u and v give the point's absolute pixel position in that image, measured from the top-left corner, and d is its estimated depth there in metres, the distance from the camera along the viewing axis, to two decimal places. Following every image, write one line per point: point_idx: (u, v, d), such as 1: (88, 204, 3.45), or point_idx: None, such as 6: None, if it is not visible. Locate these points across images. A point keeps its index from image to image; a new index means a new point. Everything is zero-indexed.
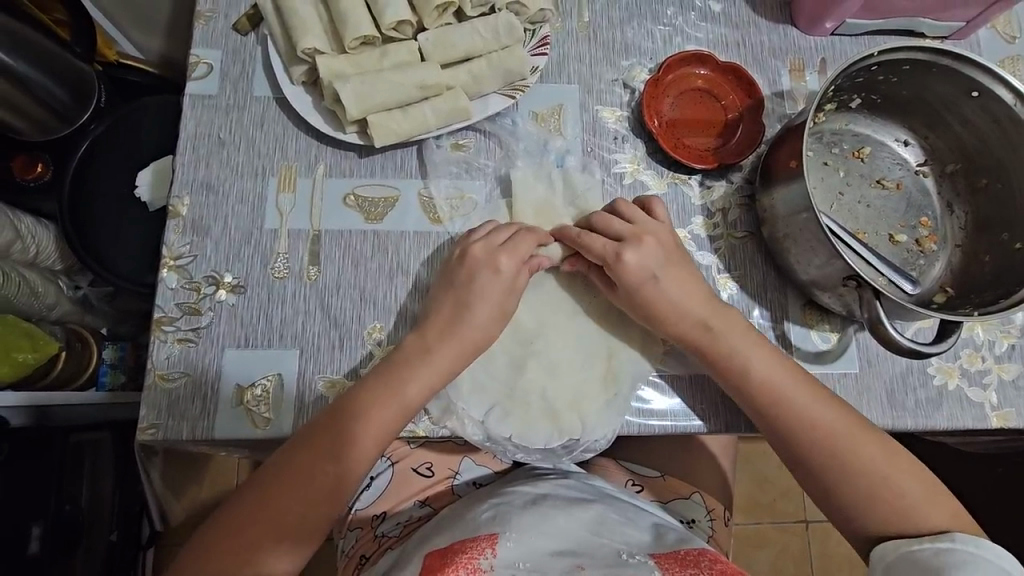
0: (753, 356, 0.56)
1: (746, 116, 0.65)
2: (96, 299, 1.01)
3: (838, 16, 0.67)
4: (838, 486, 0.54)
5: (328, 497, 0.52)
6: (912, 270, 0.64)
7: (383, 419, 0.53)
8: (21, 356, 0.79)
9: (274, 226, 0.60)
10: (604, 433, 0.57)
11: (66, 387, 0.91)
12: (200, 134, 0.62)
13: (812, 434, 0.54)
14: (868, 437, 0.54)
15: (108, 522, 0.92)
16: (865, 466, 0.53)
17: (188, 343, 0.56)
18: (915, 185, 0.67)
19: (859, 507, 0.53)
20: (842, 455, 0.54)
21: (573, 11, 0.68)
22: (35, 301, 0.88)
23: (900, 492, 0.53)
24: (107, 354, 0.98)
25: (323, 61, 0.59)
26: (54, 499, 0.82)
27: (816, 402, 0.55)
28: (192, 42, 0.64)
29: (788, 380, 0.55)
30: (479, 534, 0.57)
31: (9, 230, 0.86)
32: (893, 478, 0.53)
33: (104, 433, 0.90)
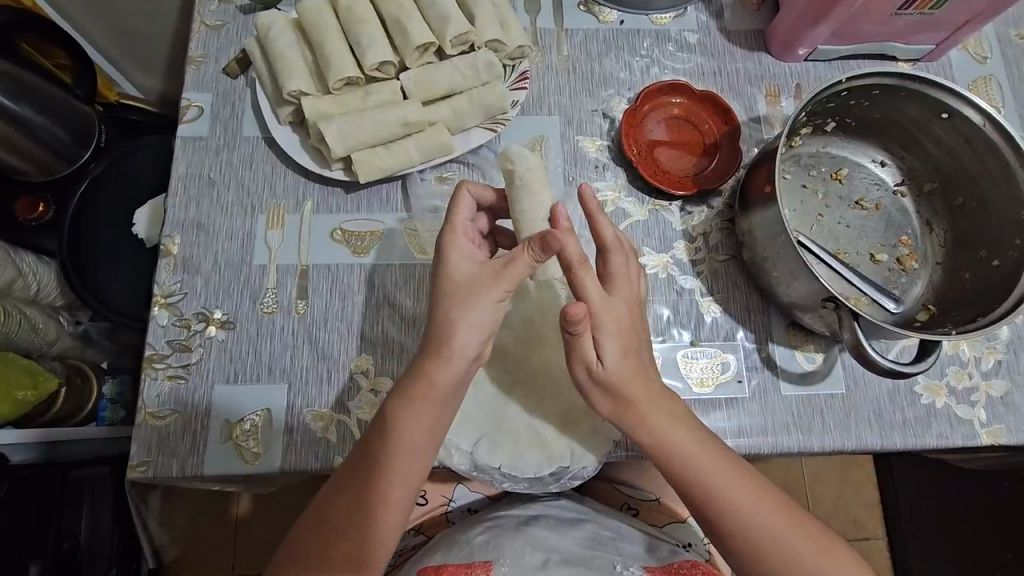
0: (651, 413, 0.51)
1: (724, 141, 0.66)
2: (97, 333, 1.01)
3: (810, 43, 0.69)
4: (742, 539, 0.51)
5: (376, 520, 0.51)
6: (894, 289, 0.64)
7: (434, 411, 0.50)
8: (20, 395, 0.81)
9: (263, 261, 0.61)
10: (592, 460, 0.57)
11: (67, 422, 0.93)
12: (191, 173, 0.63)
13: (708, 489, 0.51)
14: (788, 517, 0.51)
15: (107, 561, 0.93)
16: (789, 539, 0.50)
17: (178, 380, 0.57)
18: (893, 204, 0.67)
19: (760, 563, 0.51)
20: (742, 523, 0.51)
21: (552, 46, 0.71)
22: (37, 338, 0.90)
23: (800, 551, 0.50)
24: (108, 389, 1.00)
25: (309, 103, 0.61)
26: (53, 535, 0.85)
27: (707, 452, 0.52)
28: (185, 86, 0.66)
29: (705, 454, 0.52)
30: (473, 562, 0.59)
31: (11, 269, 0.90)
32: (788, 537, 0.50)
33: (106, 469, 0.92)
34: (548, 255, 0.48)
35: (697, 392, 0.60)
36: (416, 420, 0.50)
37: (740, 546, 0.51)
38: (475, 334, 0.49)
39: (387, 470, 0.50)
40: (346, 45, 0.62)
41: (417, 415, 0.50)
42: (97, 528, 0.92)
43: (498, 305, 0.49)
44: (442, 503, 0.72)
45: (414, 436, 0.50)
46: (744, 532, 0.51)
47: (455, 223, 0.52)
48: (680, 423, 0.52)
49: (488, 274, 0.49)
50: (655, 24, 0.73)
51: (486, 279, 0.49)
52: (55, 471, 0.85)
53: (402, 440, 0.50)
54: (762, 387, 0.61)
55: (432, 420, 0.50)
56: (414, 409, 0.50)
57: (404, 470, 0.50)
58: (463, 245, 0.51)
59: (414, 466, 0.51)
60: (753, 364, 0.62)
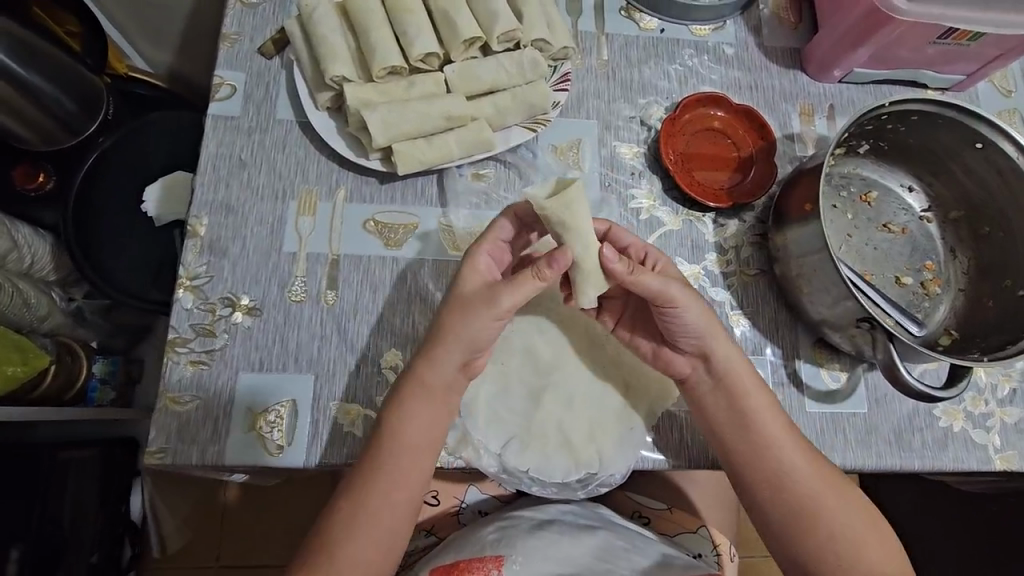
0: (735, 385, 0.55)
1: (758, 156, 0.67)
2: (90, 312, 1.04)
3: (847, 65, 0.70)
4: (801, 541, 0.53)
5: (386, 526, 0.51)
6: (917, 312, 0.65)
7: (433, 406, 0.52)
8: (10, 370, 0.80)
9: (293, 249, 0.60)
10: (620, 467, 0.56)
11: (58, 398, 0.92)
12: (222, 154, 0.62)
13: (789, 496, 0.53)
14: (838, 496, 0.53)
15: (90, 547, 0.91)
16: (828, 512, 0.53)
17: (200, 365, 0.55)
18: (919, 230, 0.68)
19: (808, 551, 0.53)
20: (807, 505, 0.53)
21: (593, 49, 0.71)
22: (27, 312, 0.89)
23: (862, 541, 0.53)
24: (99, 368, 1.03)
25: (350, 89, 0.59)
26: (36, 520, 0.83)
27: (790, 444, 0.54)
28: (217, 64, 0.64)
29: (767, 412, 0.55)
30: (484, 555, 0.59)
31: (7, 238, 0.88)
32: (853, 534, 0.53)
33: (91, 451, 0.93)
34: (551, 276, 0.49)
35: None
36: (420, 419, 0.52)
37: (790, 532, 0.53)
38: (467, 345, 0.51)
39: (386, 469, 0.51)
40: (392, 32, 0.61)
41: (417, 411, 0.52)
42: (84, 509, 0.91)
43: (496, 322, 0.51)
44: (454, 504, 0.72)
45: (416, 434, 0.52)
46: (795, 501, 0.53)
47: (489, 238, 0.54)
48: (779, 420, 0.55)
49: (486, 296, 0.51)
50: (694, 35, 0.73)
51: (488, 293, 0.51)
52: (42, 453, 0.86)
53: (404, 433, 0.51)
54: (787, 403, 0.62)
55: (434, 418, 0.52)
56: (413, 401, 0.52)
57: (402, 472, 0.51)
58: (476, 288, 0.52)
59: (414, 468, 0.51)
60: (779, 379, 0.62)
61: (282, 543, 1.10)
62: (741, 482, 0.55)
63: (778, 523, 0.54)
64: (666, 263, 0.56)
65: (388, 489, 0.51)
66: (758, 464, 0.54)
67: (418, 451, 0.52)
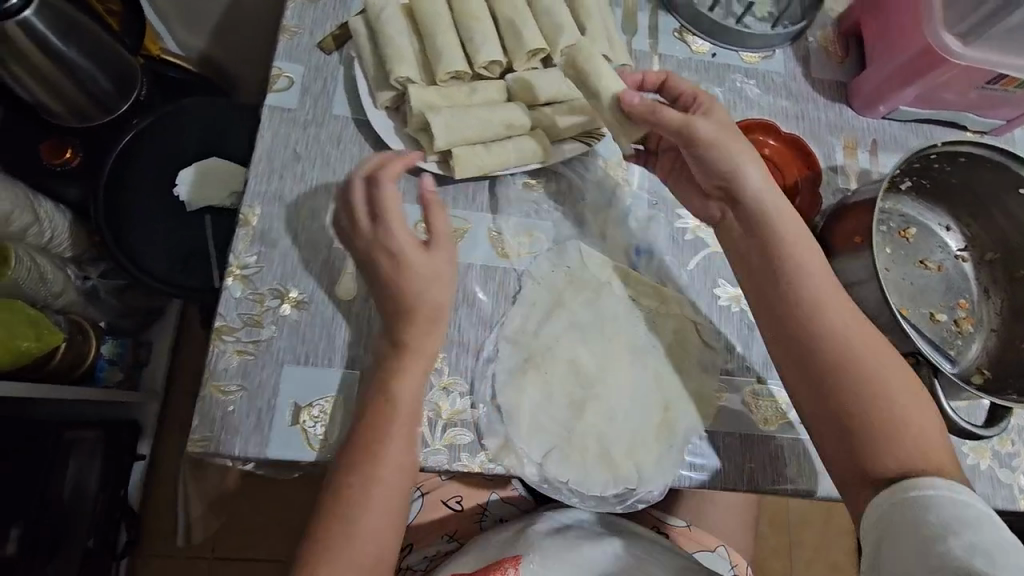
0: (778, 226, 0.56)
1: (805, 185, 0.68)
2: (105, 291, 1.04)
3: (893, 102, 0.71)
4: (846, 410, 0.51)
5: (379, 508, 0.50)
6: (950, 349, 0.66)
7: (410, 382, 0.53)
8: (25, 346, 0.82)
9: (344, 245, 0.60)
10: (659, 484, 0.57)
11: (72, 372, 0.96)
12: (277, 145, 0.62)
13: (845, 366, 0.52)
14: (884, 358, 0.52)
15: (86, 529, 0.99)
16: (867, 371, 0.51)
17: (246, 355, 0.55)
18: (955, 269, 0.69)
19: (842, 404, 0.52)
20: (848, 358, 0.52)
21: (646, 69, 0.72)
22: (42, 287, 0.91)
23: (898, 401, 0.51)
24: (108, 349, 1.06)
25: (414, 91, 0.59)
26: (39, 497, 0.91)
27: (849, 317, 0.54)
28: (276, 55, 0.64)
29: (807, 248, 0.56)
30: (507, 557, 0.59)
31: (29, 214, 0.89)
32: (906, 415, 0.50)
33: (95, 433, 1.01)
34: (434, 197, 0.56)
35: (762, 430, 0.59)
36: (403, 397, 0.52)
37: (821, 377, 0.53)
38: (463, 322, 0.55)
39: (376, 449, 0.50)
40: (456, 37, 0.62)
41: (403, 391, 0.52)
42: (85, 490, 0.99)
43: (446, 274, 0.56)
44: (477, 511, 0.72)
45: (401, 411, 0.52)
46: (834, 357, 0.52)
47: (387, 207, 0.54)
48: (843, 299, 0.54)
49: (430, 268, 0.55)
50: (745, 62, 0.74)
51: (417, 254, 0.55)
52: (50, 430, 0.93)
53: (389, 411, 0.51)
54: None
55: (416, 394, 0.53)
56: (406, 382, 0.52)
57: (392, 451, 0.51)
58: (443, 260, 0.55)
59: (400, 449, 0.51)
60: None
61: (281, 535, 1.14)
62: (779, 322, 0.56)
63: (824, 393, 0.53)
64: (713, 106, 0.58)
65: (381, 468, 0.50)
66: (814, 327, 0.53)
67: (402, 431, 0.52)
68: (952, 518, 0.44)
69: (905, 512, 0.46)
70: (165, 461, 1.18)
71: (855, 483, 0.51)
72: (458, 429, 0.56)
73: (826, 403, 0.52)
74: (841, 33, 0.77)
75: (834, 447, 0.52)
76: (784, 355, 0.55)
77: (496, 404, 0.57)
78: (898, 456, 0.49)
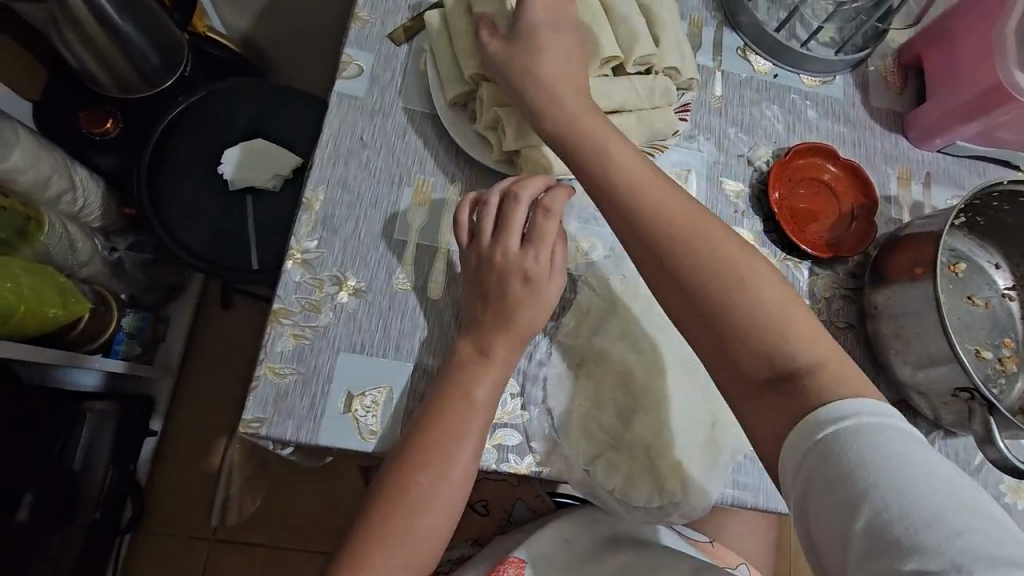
0: (585, 127, 0.54)
1: (859, 212, 0.68)
2: (131, 264, 1.04)
3: (952, 137, 0.71)
4: (711, 316, 0.45)
5: (434, 503, 0.51)
6: (994, 387, 0.66)
7: (481, 386, 0.53)
8: (54, 313, 0.82)
9: (404, 237, 0.60)
10: (702, 501, 0.56)
11: (88, 344, 0.95)
12: (343, 132, 0.62)
13: (701, 262, 0.46)
14: (773, 281, 0.46)
15: (95, 501, 0.98)
16: (760, 291, 0.45)
17: (302, 340, 0.55)
18: (1002, 307, 0.70)
19: (718, 315, 0.45)
20: (711, 267, 0.46)
21: (709, 84, 0.72)
22: (71, 256, 0.91)
23: (790, 325, 0.44)
24: (128, 322, 1.05)
25: (488, 88, 0.59)
26: (54, 465, 0.90)
27: (690, 207, 0.49)
28: (348, 42, 0.64)
29: (647, 167, 0.52)
30: (508, 557, 0.61)
31: (66, 182, 0.89)
32: (777, 312, 0.44)
33: (111, 403, 1.01)
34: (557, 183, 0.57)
35: None
36: (471, 398, 0.52)
37: (709, 290, 0.46)
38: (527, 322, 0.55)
39: (440, 448, 0.51)
40: None
41: (470, 393, 0.52)
42: (97, 461, 0.98)
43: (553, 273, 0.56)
44: (501, 517, 0.72)
45: (468, 414, 0.52)
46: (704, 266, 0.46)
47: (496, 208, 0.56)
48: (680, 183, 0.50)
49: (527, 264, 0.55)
50: (806, 85, 0.75)
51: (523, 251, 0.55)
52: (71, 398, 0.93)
53: (455, 412, 0.52)
54: None
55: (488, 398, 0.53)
56: (482, 383, 0.53)
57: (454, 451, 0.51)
58: (525, 257, 0.55)
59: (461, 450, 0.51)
60: None
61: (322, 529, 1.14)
62: (620, 225, 0.50)
63: (683, 291, 0.46)
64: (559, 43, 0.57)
65: (440, 465, 0.51)
66: (636, 214, 0.49)
67: (467, 432, 0.52)
68: (872, 467, 0.36)
69: (825, 461, 0.37)
70: (174, 439, 1.17)
71: (745, 399, 0.43)
72: (507, 430, 0.56)
73: (706, 319, 0.45)
74: (901, 64, 0.77)
75: (718, 360, 0.45)
76: (645, 265, 0.49)
77: (547, 407, 0.57)
78: (782, 372, 0.42)
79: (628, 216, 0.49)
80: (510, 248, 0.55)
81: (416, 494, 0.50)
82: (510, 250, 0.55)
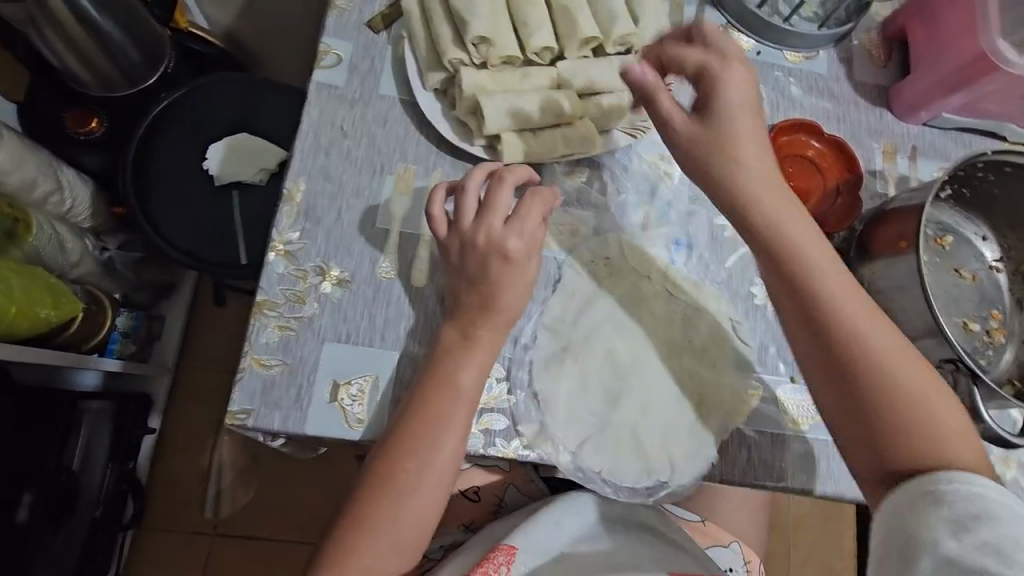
0: (718, 162, 0.54)
1: (845, 188, 0.68)
2: (121, 263, 1.04)
3: (936, 109, 0.71)
4: (860, 393, 0.50)
5: (421, 491, 0.52)
6: (981, 359, 0.66)
7: (465, 373, 0.53)
8: (45, 314, 0.82)
9: (387, 225, 0.59)
10: (690, 479, 0.57)
11: (83, 345, 0.96)
12: (323, 122, 0.61)
13: (840, 329, 0.51)
14: (915, 364, 0.50)
15: (96, 499, 0.99)
16: (895, 369, 0.50)
17: (287, 331, 0.55)
18: (989, 279, 0.70)
19: (868, 388, 0.50)
20: (857, 337, 0.50)
21: None
22: (61, 256, 0.91)
23: (926, 406, 0.49)
24: (122, 321, 1.06)
25: (467, 73, 0.59)
26: (52, 463, 0.91)
27: (838, 275, 0.52)
28: (326, 30, 0.64)
29: (762, 177, 0.54)
30: (497, 545, 0.60)
31: (52, 183, 0.88)
32: (913, 390, 0.49)
33: (106, 402, 1.01)
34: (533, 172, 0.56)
35: (792, 430, 0.59)
36: (456, 385, 0.52)
37: (853, 363, 0.50)
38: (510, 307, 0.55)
39: (425, 436, 0.51)
40: (509, 21, 0.61)
41: (455, 380, 0.53)
42: (95, 458, 0.99)
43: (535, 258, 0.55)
44: (493, 502, 0.73)
45: (454, 403, 0.52)
46: (859, 342, 0.50)
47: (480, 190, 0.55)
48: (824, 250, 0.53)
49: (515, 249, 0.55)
50: (789, 62, 0.74)
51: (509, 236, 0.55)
52: (65, 398, 0.92)
53: (439, 400, 0.52)
54: None
55: (473, 385, 0.53)
56: (468, 369, 0.53)
57: (439, 439, 0.52)
58: (510, 240, 0.55)
59: (447, 439, 0.52)
60: None
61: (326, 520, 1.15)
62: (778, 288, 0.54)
63: (820, 347, 0.52)
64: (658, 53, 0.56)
65: (425, 453, 0.51)
66: (782, 271, 0.53)
67: (452, 421, 0.52)
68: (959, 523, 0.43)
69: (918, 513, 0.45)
70: (173, 437, 1.17)
71: (870, 468, 0.50)
72: (494, 414, 0.56)
73: (851, 388, 0.50)
74: (886, 38, 0.77)
75: (855, 432, 0.51)
76: (800, 336, 0.53)
77: (533, 391, 0.57)
78: (915, 453, 0.48)
79: (783, 281, 0.53)
80: (495, 231, 0.55)
81: (402, 482, 0.51)
82: (494, 237, 0.56)
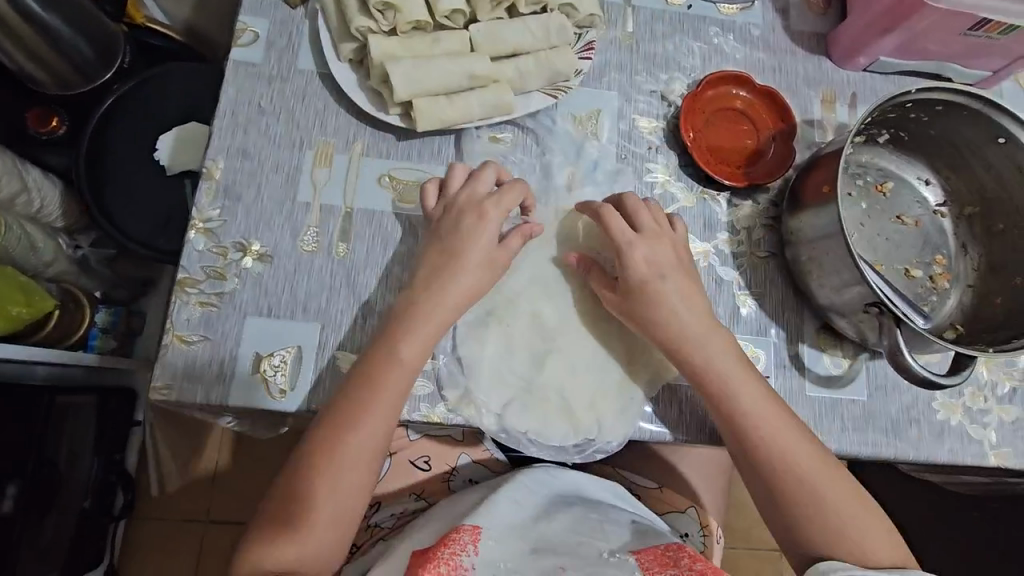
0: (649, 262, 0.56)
1: (777, 139, 0.66)
2: (95, 260, 1.05)
3: (872, 52, 0.69)
4: (762, 465, 0.54)
5: (357, 463, 0.52)
6: (923, 305, 0.65)
7: (400, 344, 0.53)
8: (16, 311, 0.84)
9: (307, 199, 0.60)
10: (617, 435, 0.57)
11: (59, 344, 0.97)
12: (241, 100, 0.62)
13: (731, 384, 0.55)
14: (806, 445, 0.54)
15: (82, 490, 1.01)
16: (793, 466, 0.54)
17: (209, 306, 0.56)
18: (932, 224, 0.68)
19: (777, 491, 0.54)
20: (768, 449, 0.54)
21: (618, 21, 0.70)
22: (34, 255, 0.92)
23: (821, 501, 0.53)
24: (101, 318, 1.06)
25: (376, 41, 0.59)
26: (33, 460, 0.91)
27: (728, 344, 0.56)
28: (242, 9, 0.64)
29: (674, 276, 0.57)
30: (461, 526, 0.55)
31: (17, 184, 0.89)
32: (808, 472, 0.54)
33: (88, 396, 1.01)
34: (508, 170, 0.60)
35: None
36: (385, 357, 0.53)
37: (763, 456, 0.54)
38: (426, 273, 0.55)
39: (358, 407, 0.52)
40: None
41: (389, 352, 0.53)
42: (81, 452, 1.01)
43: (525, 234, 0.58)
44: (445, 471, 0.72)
45: (388, 373, 0.52)
46: (759, 430, 0.54)
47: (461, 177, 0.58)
48: (690, 296, 0.57)
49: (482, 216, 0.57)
50: (721, 14, 0.72)
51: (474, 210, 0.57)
52: (43, 393, 0.92)
53: (374, 370, 0.52)
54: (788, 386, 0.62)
55: (411, 357, 0.53)
56: (395, 338, 0.54)
57: (375, 410, 0.52)
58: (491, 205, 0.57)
59: (383, 408, 0.52)
60: (781, 361, 0.63)
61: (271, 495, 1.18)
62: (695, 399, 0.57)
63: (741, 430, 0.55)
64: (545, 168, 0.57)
65: (357, 424, 0.52)
66: (674, 344, 0.56)
67: (390, 392, 0.53)
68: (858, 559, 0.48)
69: None
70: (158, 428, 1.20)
71: (768, 505, 0.55)
72: (419, 379, 0.57)
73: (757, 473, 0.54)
74: None
75: (765, 500, 0.55)
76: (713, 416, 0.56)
77: (458, 355, 0.57)
78: (805, 517, 0.53)
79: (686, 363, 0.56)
80: (481, 195, 0.58)
81: (337, 454, 0.52)
82: (460, 203, 0.57)
